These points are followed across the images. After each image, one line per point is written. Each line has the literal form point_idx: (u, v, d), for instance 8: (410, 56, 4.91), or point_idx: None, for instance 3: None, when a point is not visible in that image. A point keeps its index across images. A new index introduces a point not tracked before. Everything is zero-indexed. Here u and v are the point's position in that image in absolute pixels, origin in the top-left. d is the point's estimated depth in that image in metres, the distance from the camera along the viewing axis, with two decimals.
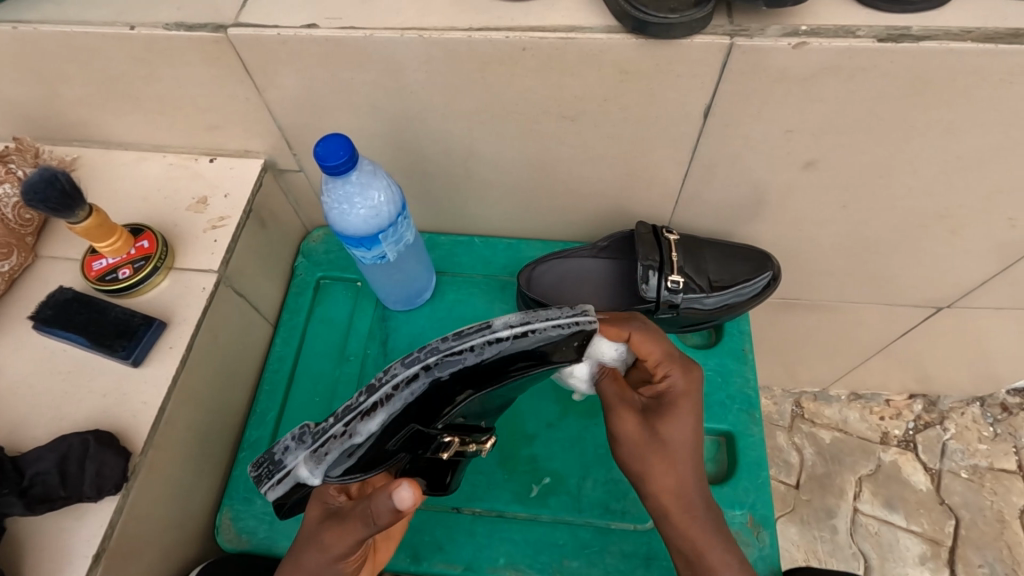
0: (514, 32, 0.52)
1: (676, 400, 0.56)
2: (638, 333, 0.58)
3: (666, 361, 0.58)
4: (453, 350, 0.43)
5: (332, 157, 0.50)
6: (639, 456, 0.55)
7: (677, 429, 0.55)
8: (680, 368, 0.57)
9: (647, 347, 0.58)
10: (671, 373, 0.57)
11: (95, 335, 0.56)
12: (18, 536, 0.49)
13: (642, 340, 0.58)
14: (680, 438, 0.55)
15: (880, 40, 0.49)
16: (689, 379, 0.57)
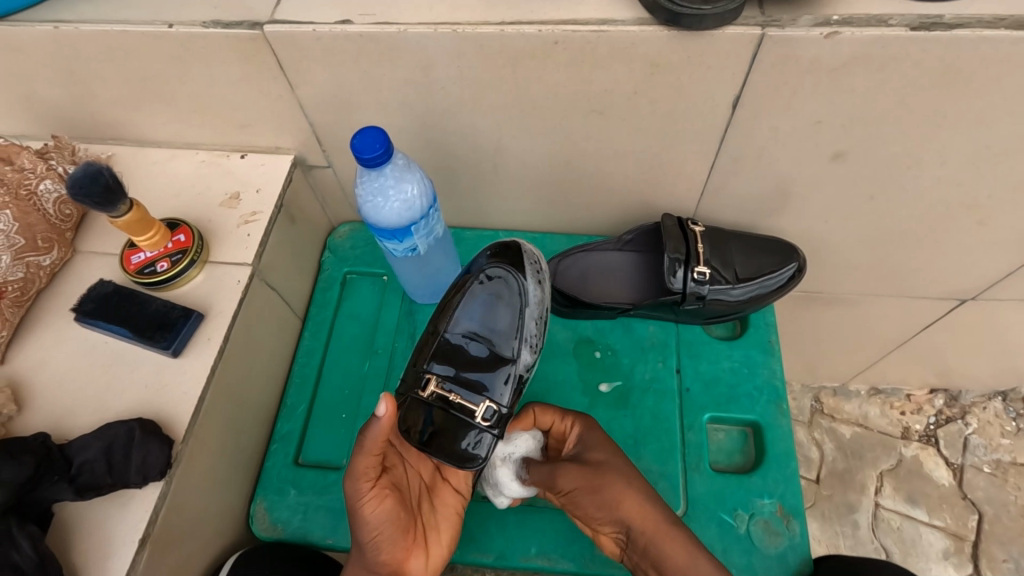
0: (545, 26, 0.53)
1: (591, 447, 0.60)
2: (541, 407, 0.62)
3: (566, 417, 0.63)
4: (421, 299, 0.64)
5: (369, 150, 0.51)
6: (598, 479, 0.58)
7: (627, 469, 0.59)
8: (597, 434, 0.61)
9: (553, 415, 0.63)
10: (573, 427, 0.62)
11: (135, 327, 0.57)
12: (66, 522, 0.50)
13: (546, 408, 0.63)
14: (624, 471, 0.59)
15: (913, 28, 0.49)
16: (592, 429, 0.62)
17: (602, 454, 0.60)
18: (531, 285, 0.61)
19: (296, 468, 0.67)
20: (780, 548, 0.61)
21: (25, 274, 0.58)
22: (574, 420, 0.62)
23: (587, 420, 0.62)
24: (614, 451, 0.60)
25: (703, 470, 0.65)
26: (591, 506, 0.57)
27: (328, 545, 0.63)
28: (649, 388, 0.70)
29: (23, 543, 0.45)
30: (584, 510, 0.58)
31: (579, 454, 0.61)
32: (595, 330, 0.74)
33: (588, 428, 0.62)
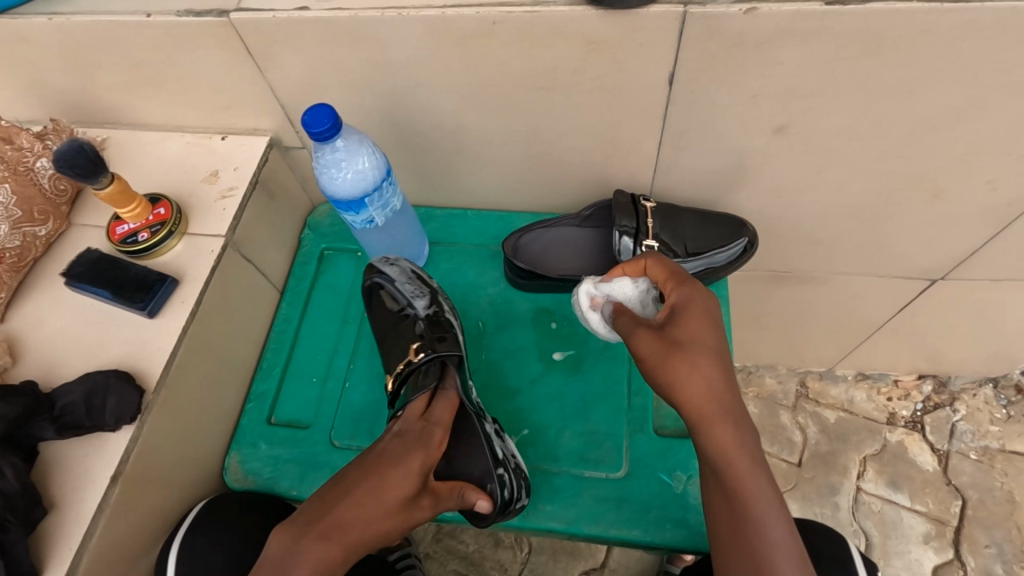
0: (483, 8, 0.56)
1: (688, 306, 0.58)
2: (648, 262, 0.64)
3: (670, 280, 0.61)
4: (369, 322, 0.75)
5: (319, 124, 0.56)
6: (700, 342, 0.55)
7: (709, 332, 0.56)
8: (697, 287, 0.59)
9: (660, 272, 0.63)
10: (674, 290, 0.60)
11: (116, 289, 0.63)
12: (49, 459, 0.56)
13: (647, 260, 0.64)
14: (708, 338, 0.55)
15: (829, 2, 0.52)
16: (695, 287, 0.60)
17: (699, 297, 0.58)
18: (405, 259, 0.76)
19: (269, 425, 0.72)
20: None
21: (21, 242, 0.65)
22: (695, 289, 0.59)
23: (693, 283, 0.60)
24: (711, 325, 0.56)
25: (648, 432, 0.68)
26: (664, 377, 0.54)
27: (293, 495, 0.68)
28: (603, 354, 0.73)
29: (8, 472, 0.51)
30: (656, 376, 0.55)
31: (671, 306, 0.59)
32: (555, 302, 0.78)
33: (694, 288, 0.59)
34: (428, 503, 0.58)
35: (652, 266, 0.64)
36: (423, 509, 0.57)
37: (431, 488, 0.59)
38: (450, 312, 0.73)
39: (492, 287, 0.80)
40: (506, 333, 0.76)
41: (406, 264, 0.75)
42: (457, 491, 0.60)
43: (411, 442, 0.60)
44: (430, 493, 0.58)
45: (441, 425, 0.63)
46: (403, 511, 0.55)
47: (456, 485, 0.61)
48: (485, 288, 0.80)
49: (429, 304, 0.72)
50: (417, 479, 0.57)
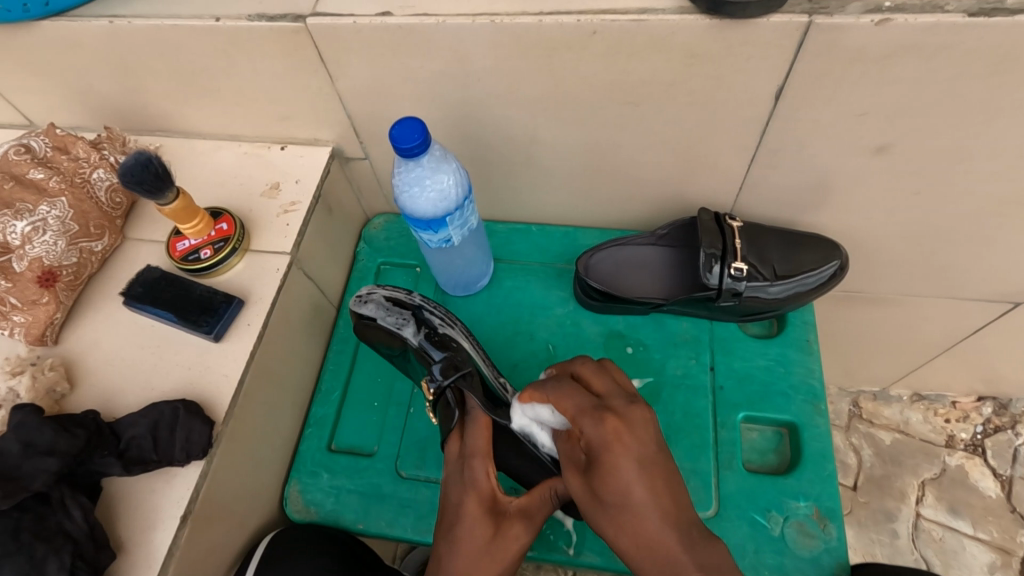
0: (583, 16, 0.52)
1: (610, 449, 0.45)
2: (553, 396, 0.51)
3: (613, 396, 0.50)
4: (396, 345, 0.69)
5: (407, 140, 0.52)
6: (622, 494, 0.44)
7: (641, 479, 0.44)
8: (592, 416, 0.47)
9: (574, 401, 0.50)
10: (585, 426, 0.47)
11: (179, 311, 0.59)
12: (114, 496, 0.52)
13: (586, 379, 0.53)
14: (635, 494, 0.43)
15: (970, 15, 0.47)
16: (636, 425, 0.47)
17: (625, 439, 0.45)
18: (418, 295, 0.69)
19: (329, 453, 0.68)
20: (814, 551, 0.60)
21: (78, 259, 0.61)
22: (612, 425, 0.46)
23: (601, 417, 0.47)
24: (644, 473, 0.44)
25: (736, 468, 0.64)
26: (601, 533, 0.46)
27: (358, 529, 0.64)
28: (681, 385, 0.70)
29: (75, 512, 0.47)
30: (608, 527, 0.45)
31: (589, 445, 0.47)
32: (627, 325, 0.74)
33: (632, 427, 0.46)
34: (518, 526, 0.53)
35: (595, 386, 0.52)
36: (517, 535, 0.53)
37: (514, 511, 0.54)
38: (476, 349, 0.67)
39: (560, 307, 0.76)
40: (577, 358, 0.72)
41: (424, 305, 0.68)
42: (538, 497, 0.55)
43: (463, 481, 0.55)
44: (517, 514, 0.54)
45: (479, 454, 0.56)
46: (493, 550, 0.52)
47: (537, 492, 0.55)
48: (553, 308, 0.76)
49: (462, 344, 0.66)
50: (499, 537, 0.53)
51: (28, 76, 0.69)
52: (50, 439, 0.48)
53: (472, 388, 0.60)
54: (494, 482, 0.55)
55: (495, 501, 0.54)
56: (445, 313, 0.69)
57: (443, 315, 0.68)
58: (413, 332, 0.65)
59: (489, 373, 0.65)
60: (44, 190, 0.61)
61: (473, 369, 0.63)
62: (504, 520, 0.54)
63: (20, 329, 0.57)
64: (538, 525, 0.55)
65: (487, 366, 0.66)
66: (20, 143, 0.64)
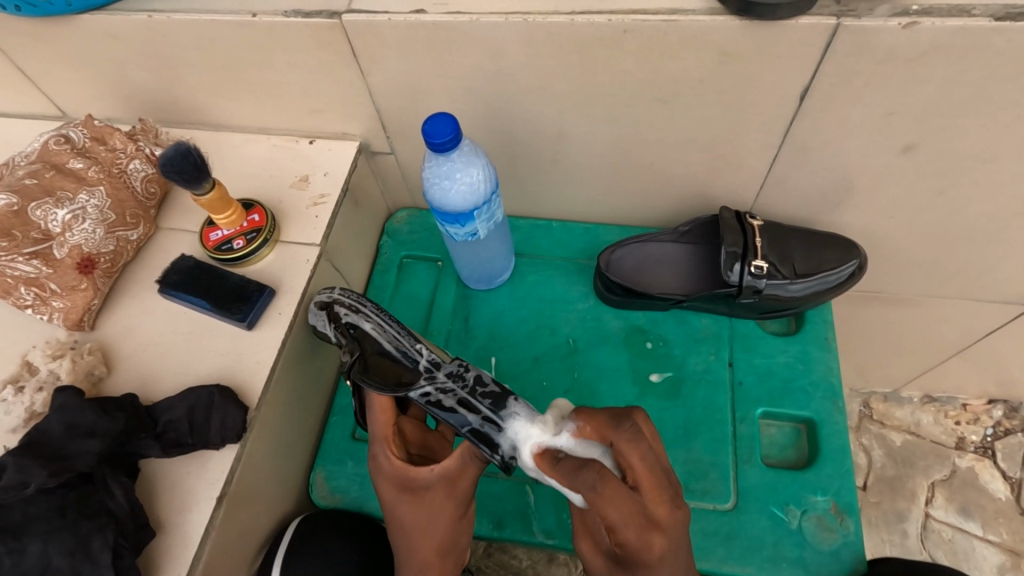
0: (615, 15, 0.53)
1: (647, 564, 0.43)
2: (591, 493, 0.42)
3: (656, 495, 0.44)
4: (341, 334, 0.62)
5: (440, 135, 0.53)
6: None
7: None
8: (638, 531, 0.42)
9: (620, 509, 0.42)
10: (626, 538, 0.43)
11: (214, 299, 0.61)
12: (151, 477, 0.53)
13: (623, 458, 0.45)
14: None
15: (997, 18, 0.48)
16: (672, 528, 0.44)
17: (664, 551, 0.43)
18: (336, 291, 0.64)
19: (354, 441, 0.70)
20: (834, 544, 0.61)
21: (115, 247, 0.62)
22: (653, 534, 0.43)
23: (646, 537, 0.42)
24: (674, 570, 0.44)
25: (756, 462, 0.66)
26: None
27: (383, 516, 0.66)
28: (701, 380, 0.71)
29: (116, 491, 0.49)
30: None
31: (625, 552, 0.43)
32: (647, 320, 0.75)
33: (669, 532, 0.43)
34: (440, 498, 0.53)
35: (636, 477, 0.44)
36: (441, 504, 0.53)
37: (432, 479, 0.53)
38: (382, 327, 0.61)
39: (581, 302, 0.77)
40: (599, 352, 0.74)
41: (339, 297, 0.64)
42: (457, 460, 0.53)
43: (374, 465, 0.56)
44: (438, 483, 0.53)
45: (381, 438, 0.56)
46: (426, 524, 0.53)
47: (455, 456, 0.53)
48: (574, 302, 0.77)
49: (364, 329, 0.61)
50: (422, 504, 0.53)
51: (67, 68, 0.71)
52: (92, 421, 0.50)
53: (362, 377, 0.58)
54: (398, 461, 0.55)
55: (410, 475, 0.54)
56: (355, 298, 0.64)
57: (351, 302, 0.63)
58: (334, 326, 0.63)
59: (395, 344, 0.60)
60: (83, 179, 0.63)
61: (371, 352, 0.61)
62: (424, 490, 0.53)
63: (58, 313, 0.59)
64: (463, 492, 0.53)
65: (394, 336, 0.61)
66: (61, 133, 0.65)
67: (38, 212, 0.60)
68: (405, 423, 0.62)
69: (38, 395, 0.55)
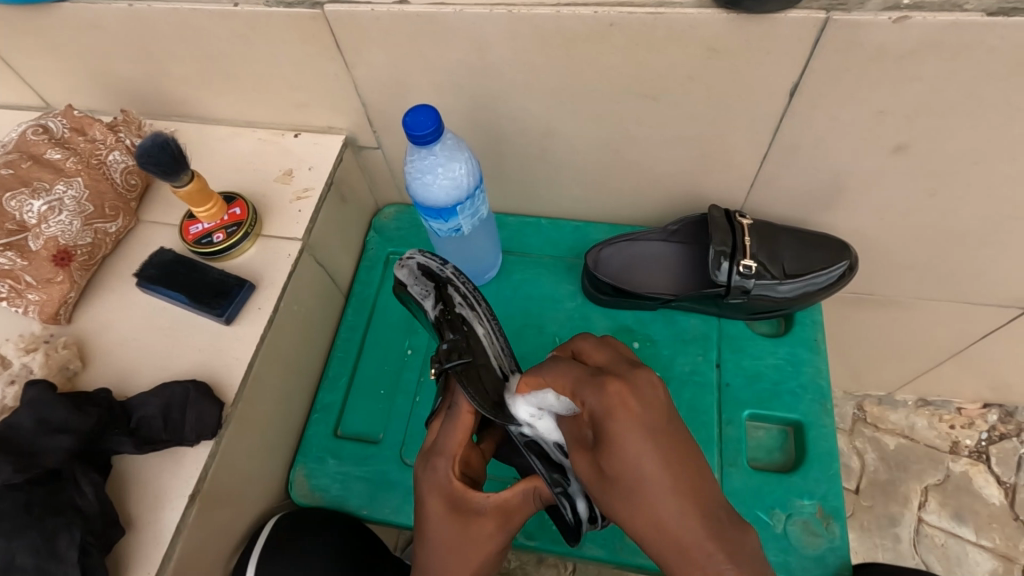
0: (601, 7, 0.52)
1: (615, 418, 0.41)
2: (551, 376, 0.50)
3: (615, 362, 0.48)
4: (450, 304, 0.64)
5: (421, 127, 0.52)
6: (633, 470, 0.39)
7: (652, 452, 0.39)
8: (592, 386, 0.44)
9: (563, 373, 0.49)
10: (586, 399, 0.44)
11: (194, 294, 0.60)
12: (124, 474, 0.53)
13: (585, 354, 0.52)
14: (646, 467, 0.39)
15: (990, 14, 0.47)
16: (640, 387, 0.43)
17: (630, 405, 0.41)
18: (451, 267, 0.67)
19: (336, 438, 0.69)
20: (819, 550, 0.60)
21: (92, 239, 0.61)
22: (616, 390, 0.43)
23: (601, 383, 0.43)
24: (655, 442, 0.40)
25: (741, 465, 0.65)
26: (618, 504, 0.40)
27: (363, 514, 0.65)
28: (688, 381, 0.70)
29: (86, 488, 0.48)
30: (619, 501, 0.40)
31: (591, 417, 0.44)
32: (635, 320, 0.74)
33: (636, 389, 0.43)
34: (489, 528, 0.52)
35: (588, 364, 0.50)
36: (488, 535, 0.52)
37: (487, 508, 0.52)
38: (491, 337, 0.64)
39: (569, 301, 0.76)
40: None
41: (455, 280, 0.66)
42: (520, 494, 0.53)
43: (428, 476, 0.55)
44: (493, 512, 0.52)
45: (454, 452, 0.56)
46: (474, 550, 0.52)
47: (516, 490, 0.53)
48: (562, 301, 0.76)
49: (474, 331, 0.64)
50: (476, 531, 0.52)
51: (49, 57, 0.70)
52: (64, 417, 0.49)
53: (466, 379, 0.59)
54: (458, 482, 0.54)
55: (465, 499, 0.53)
56: (472, 291, 0.66)
57: (467, 293, 0.66)
58: (439, 301, 0.65)
59: (499, 362, 0.63)
60: (61, 170, 0.62)
61: (480, 357, 0.62)
62: (476, 516, 0.52)
63: (34, 306, 0.58)
64: (513, 524, 0.53)
65: (499, 353, 0.64)
66: (38, 124, 0.64)
67: (13, 202, 0.59)
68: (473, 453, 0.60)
69: (9, 389, 0.53)
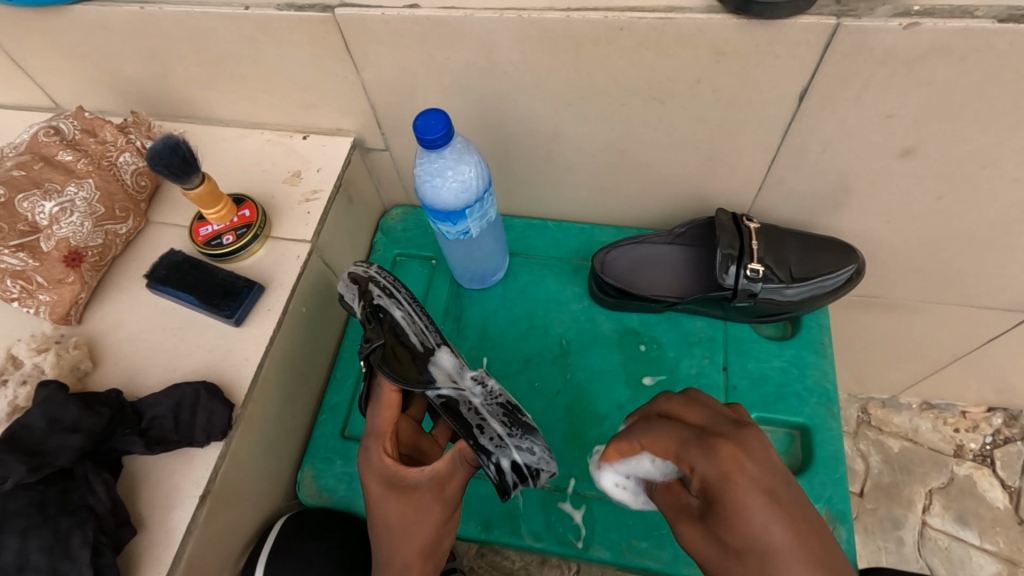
0: (611, 12, 0.53)
1: (729, 489, 0.39)
2: (646, 440, 0.48)
3: (712, 416, 0.47)
4: (367, 300, 0.61)
5: (432, 131, 0.53)
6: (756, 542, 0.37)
7: (772, 516, 0.37)
8: (700, 451, 0.42)
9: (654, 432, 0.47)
10: (694, 463, 0.42)
11: (202, 295, 0.60)
12: (134, 474, 0.53)
13: (676, 413, 0.49)
14: (776, 538, 0.37)
15: (1000, 20, 0.47)
16: (753, 447, 0.41)
17: (745, 464, 0.39)
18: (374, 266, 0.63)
19: (343, 439, 0.69)
20: None
21: (103, 240, 0.62)
22: (727, 452, 0.41)
23: (710, 444, 0.42)
24: (767, 498, 0.38)
25: None
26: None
27: (370, 515, 0.65)
28: (694, 383, 0.70)
29: (98, 488, 0.48)
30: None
31: (702, 482, 0.41)
32: (641, 323, 0.74)
33: (748, 449, 0.41)
34: (426, 499, 0.51)
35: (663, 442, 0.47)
36: (430, 506, 0.51)
37: (422, 480, 0.51)
38: (413, 318, 0.60)
39: (575, 303, 0.76)
40: (591, 354, 0.73)
41: (376, 275, 0.62)
42: (451, 462, 0.52)
43: (364, 459, 0.55)
44: (428, 484, 0.51)
45: (381, 432, 0.55)
46: (412, 523, 0.51)
47: (447, 459, 0.52)
48: (567, 303, 0.76)
49: (393, 317, 0.60)
50: (412, 505, 0.51)
51: (60, 59, 0.70)
52: (75, 416, 0.49)
53: (385, 363, 0.56)
54: (389, 459, 0.53)
55: (398, 475, 0.52)
56: (391, 281, 0.62)
57: (385, 283, 0.61)
58: (357, 297, 0.61)
59: (421, 339, 0.59)
60: (72, 171, 0.63)
61: (396, 342, 0.58)
62: (411, 490, 0.51)
63: (45, 307, 0.58)
64: (452, 494, 0.52)
65: (424, 330, 0.60)
66: (50, 125, 0.65)
67: (26, 204, 0.60)
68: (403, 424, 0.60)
69: (21, 389, 0.54)
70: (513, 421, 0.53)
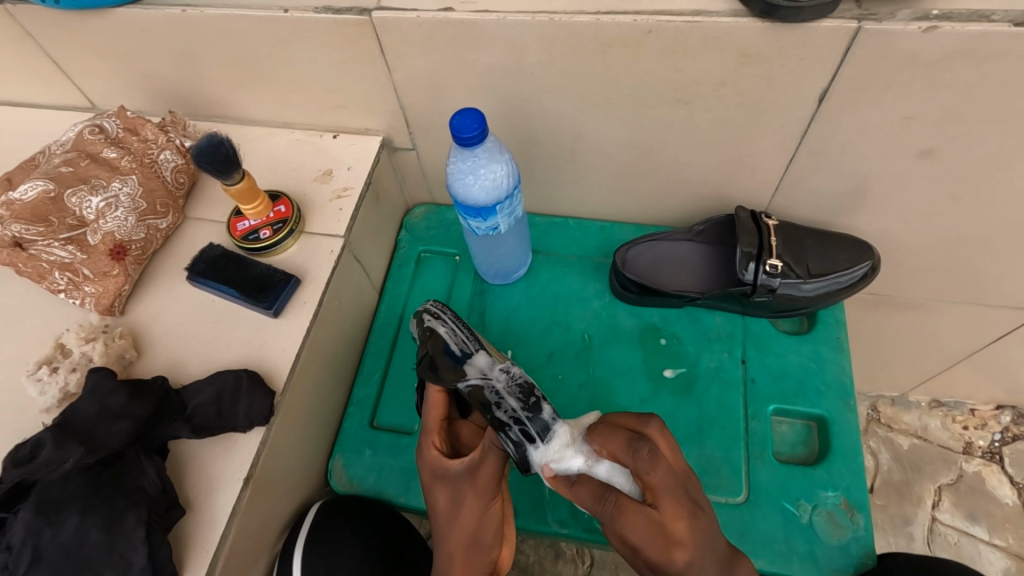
0: (640, 16, 0.55)
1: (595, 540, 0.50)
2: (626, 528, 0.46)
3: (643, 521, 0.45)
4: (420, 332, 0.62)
5: (467, 129, 0.55)
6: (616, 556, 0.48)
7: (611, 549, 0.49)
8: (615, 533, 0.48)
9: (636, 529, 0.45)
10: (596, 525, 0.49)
11: (242, 288, 0.62)
12: (180, 459, 0.55)
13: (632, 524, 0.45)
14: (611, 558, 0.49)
15: (1016, 24, 0.49)
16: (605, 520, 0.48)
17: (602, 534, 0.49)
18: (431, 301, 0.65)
19: (372, 430, 0.71)
20: (843, 540, 0.62)
21: (145, 235, 0.64)
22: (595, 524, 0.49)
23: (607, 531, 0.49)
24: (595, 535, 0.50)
25: (767, 458, 0.67)
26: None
27: (400, 503, 0.67)
28: (714, 377, 0.72)
29: (149, 470, 0.51)
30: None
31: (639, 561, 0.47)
32: (661, 318, 0.76)
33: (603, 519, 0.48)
34: (465, 489, 0.53)
35: (659, 501, 0.45)
36: (468, 496, 0.52)
37: (461, 471, 0.53)
38: (454, 331, 0.60)
39: (596, 299, 0.78)
40: (612, 348, 0.75)
41: (429, 304, 0.64)
42: (484, 449, 0.53)
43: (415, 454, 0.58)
44: (465, 475, 0.53)
45: (427, 428, 0.57)
46: (452, 513, 0.53)
47: (480, 447, 0.53)
48: (588, 299, 0.78)
49: (437, 332, 0.60)
50: (455, 496, 0.53)
51: (100, 61, 0.72)
52: (123, 403, 0.51)
53: (427, 368, 0.58)
54: (435, 452, 0.56)
55: (442, 468, 0.54)
56: (441, 306, 0.63)
57: (437, 309, 0.63)
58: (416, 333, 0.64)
59: (461, 346, 0.59)
60: (117, 168, 0.65)
61: (441, 355, 0.59)
62: (453, 481, 0.53)
63: (90, 298, 0.61)
64: (487, 482, 0.52)
65: (466, 338, 0.59)
66: (94, 124, 0.67)
67: (73, 198, 0.62)
68: (465, 427, 0.60)
69: (71, 376, 0.56)
70: (531, 399, 0.53)
